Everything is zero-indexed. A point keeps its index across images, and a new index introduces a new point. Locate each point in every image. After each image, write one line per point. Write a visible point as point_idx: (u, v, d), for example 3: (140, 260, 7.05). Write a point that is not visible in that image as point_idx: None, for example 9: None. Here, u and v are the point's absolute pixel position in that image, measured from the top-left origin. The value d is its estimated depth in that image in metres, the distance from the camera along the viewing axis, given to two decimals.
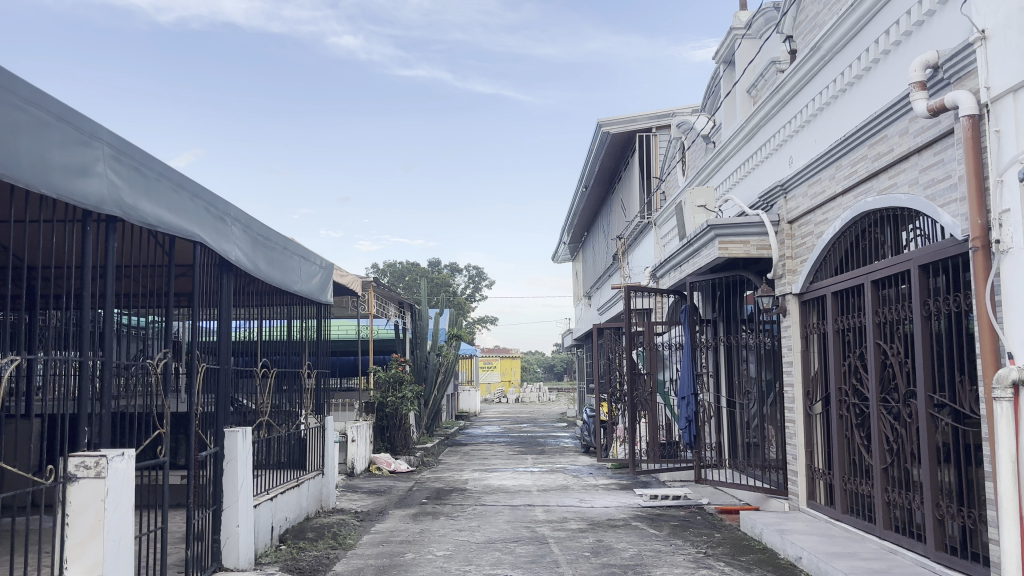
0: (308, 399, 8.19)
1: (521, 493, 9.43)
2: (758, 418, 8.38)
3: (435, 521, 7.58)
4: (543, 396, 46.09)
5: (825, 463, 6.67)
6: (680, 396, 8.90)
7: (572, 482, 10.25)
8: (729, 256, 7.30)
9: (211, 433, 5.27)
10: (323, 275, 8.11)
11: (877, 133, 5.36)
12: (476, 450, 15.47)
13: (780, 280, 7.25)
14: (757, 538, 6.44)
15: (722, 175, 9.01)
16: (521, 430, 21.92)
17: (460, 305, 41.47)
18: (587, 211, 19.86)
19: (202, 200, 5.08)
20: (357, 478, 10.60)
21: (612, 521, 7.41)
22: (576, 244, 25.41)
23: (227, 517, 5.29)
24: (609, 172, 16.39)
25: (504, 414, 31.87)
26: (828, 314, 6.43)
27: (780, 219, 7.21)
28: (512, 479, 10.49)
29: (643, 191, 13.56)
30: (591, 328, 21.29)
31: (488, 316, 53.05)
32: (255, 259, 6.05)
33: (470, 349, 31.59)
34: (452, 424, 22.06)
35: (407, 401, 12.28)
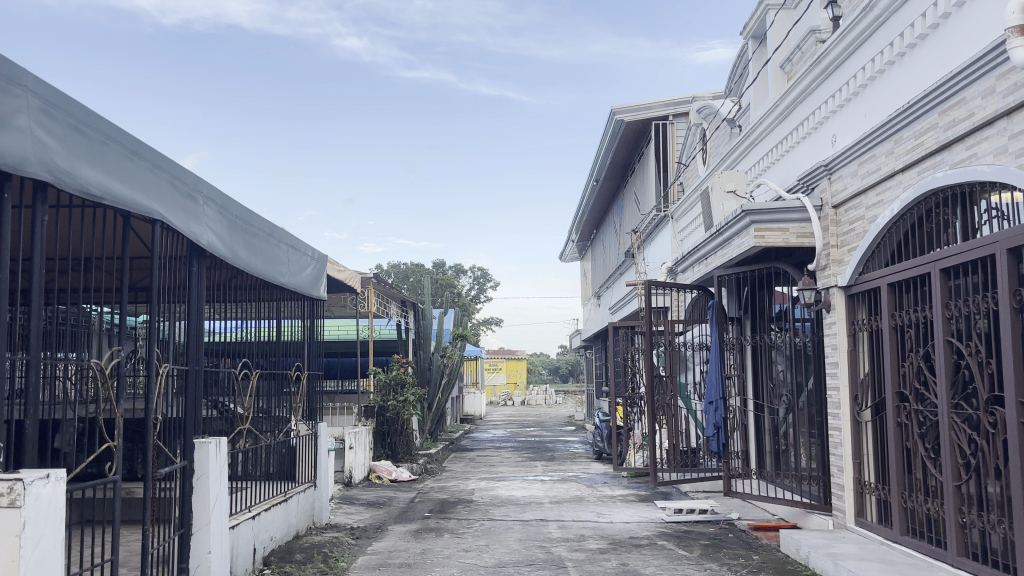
0: (298, 404, 7.46)
1: (532, 505, 8.68)
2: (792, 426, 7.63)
3: (439, 539, 6.85)
4: (550, 399, 45.35)
5: (878, 477, 5.92)
6: (708, 401, 8.15)
7: (587, 493, 9.51)
8: (765, 245, 6.62)
9: (177, 444, 4.54)
10: (316, 267, 7.42)
11: (954, 96, 4.63)
12: (482, 456, 14.74)
13: (823, 272, 6.51)
14: (803, 562, 5.68)
15: (751, 160, 8.28)
16: (529, 434, 21.19)
17: (465, 306, 40.77)
18: (598, 208, 19.13)
19: (165, 173, 4.37)
20: (355, 488, 9.87)
21: (635, 540, 6.67)
22: (584, 242, 24.68)
23: (196, 542, 4.55)
24: (622, 165, 15.67)
25: (511, 417, 31.13)
26: (883, 309, 5.67)
27: (825, 203, 6.47)
28: (522, 490, 9.75)
29: (659, 183, 12.83)
30: (601, 329, 20.56)
31: (494, 318, 52.37)
32: (234, 246, 5.33)
33: (475, 351, 30.88)
34: (457, 427, 21.34)
35: (409, 406, 11.55)
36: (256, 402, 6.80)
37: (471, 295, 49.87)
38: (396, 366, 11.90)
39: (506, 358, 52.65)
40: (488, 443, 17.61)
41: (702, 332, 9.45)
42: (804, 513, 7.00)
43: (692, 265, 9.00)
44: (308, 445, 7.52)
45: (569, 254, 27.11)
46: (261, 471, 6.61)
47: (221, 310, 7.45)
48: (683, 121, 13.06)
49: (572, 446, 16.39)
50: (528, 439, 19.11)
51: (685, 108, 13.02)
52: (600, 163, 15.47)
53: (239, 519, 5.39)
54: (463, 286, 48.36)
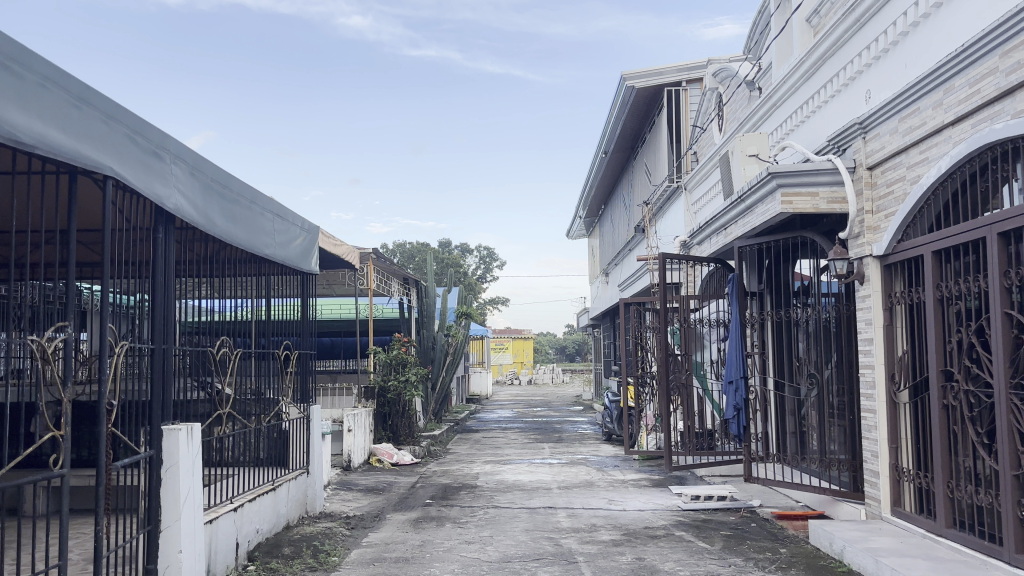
0: (288, 386, 6.97)
1: (540, 491, 8.21)
2: (817, 408, 7.10)
3: (440, 530, 6.37)
4: (557, 378, 44.94)
5: (917, 464, 5.42)
6: (729, 380, 7.61)
7: (598, 477, 9.03)
8: (793, 211, 6.10)
9: (142, 431, 4.04)
10: (307, 238, 6.92)
11: (1019, 35, 4.10)
12: (488, 437, 14.28)
13: (855, 240, 5.99)
14: (837, 558, 5.18)
15: (772, 123, 7.74)
16: (536, 415, 20.74)
17: (471, 285, 40.29)
18: (606, 182, 18.56)
19: (123, 126, 3.85)
20: (354, 472, 9.41)
21: (651, 531, 6.20)
22: (592, 219, 24.11)
23: (165, 540, 4.07)
24: (632, 135, 15.10)
25: (517, 397, 30.71)
26: (927, 280, 5.14)
27: (858, 165, 5.92)
28: (529, 474, 9.28)
29: (671, 153, 12.27)
30: (610, 307, 20.07)
31: (500, 298, 51.91)
32: (209, 211, 4.82)
33: (481, 330, 30.41)
34: (463, 409, 20.90)
35: (411, 386, 11.06)
36: (239, 383, 6.29)
37: (477, 274, 49.36)
38: (398, 344, 11.33)
39: (512, 337, 52.21)
40: (494, 425, 17.16)
41: (718, 308, 8.91)
42: (832, 502, 6.50)
43: (708, 237, 8.47)
44: (299, 429, 7.03)
45: (577, 231, 26.56)
46: (246, 458, 6.12)
47: (205, 286, 6.96)
48: (696, 87, 12.49)
49: (581, 426, 15.94)
50: (535, 419, 18.66)
51: (699, 74, 12.43)
52: (609, 133, 14.90)
53: (219, 511, 4.93)
54: (469, 264, 47.84)
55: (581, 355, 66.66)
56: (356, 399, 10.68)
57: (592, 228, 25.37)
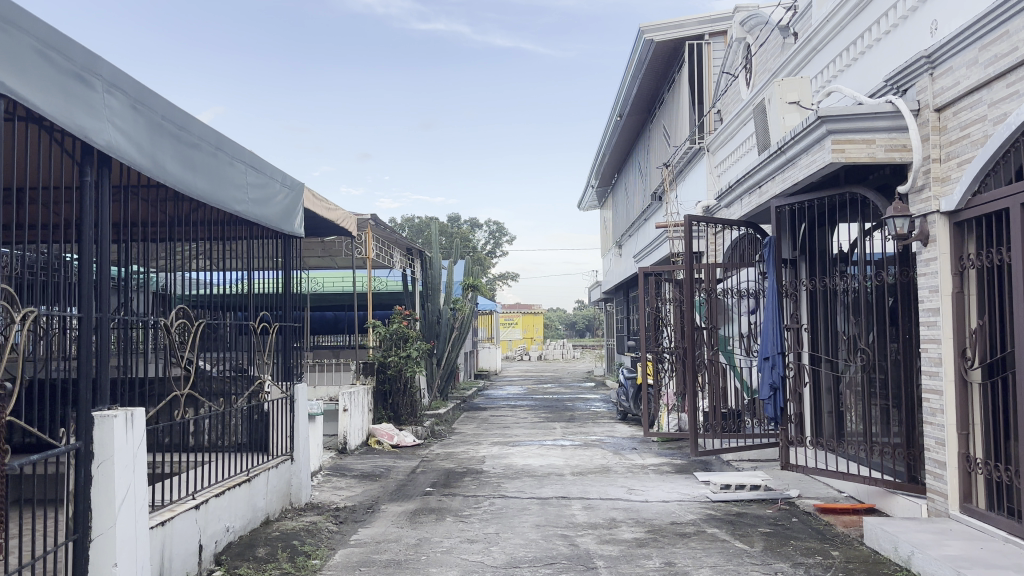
0: (267, 363, 6.20)
1: (552, 478, 7.47)
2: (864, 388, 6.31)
3: (440, 525, 5.64)
4: (568, 354, 44.25)
5: (994, 454, 4.62)
6: (763, 357, 6.65)
7: (615, 462, 8.29)
8: (845, 161, 5.28)
9: (66, 420, 3.27)
10: (290, 197, 6.16)
11: None
12: (496, 416, 13.56)
13: (918, 195, 5.16)
14: (903, 565, 4.41)
15: (813, 69, 6.88)
16: (547, 391, 20.03)
17: (480, 259, 39.56)
18: (620, 148, 17.75)
19: (33, 38, 3.05)
20: (350, 455, 8.70)
21: (680, 527, 5.45)
22: (604, 188, 23.30)
23: (95, 553, 3.33)
24: (650, 96, 14.28)
25: (527, 373, 30.03)
26: (1014, 237, 4.32)
27: (923, 107, 5.09)
28: (539, 458, 8.54)
29: (693, 111, 11.44)
30: (624, 280, 19.31)
31: (510, 273, 51.14)
32: (161, 155, 4.04)
33: (490, 305, 29.72)
34: (471, 385, 20.21)
35: (412, 362, 10.28)
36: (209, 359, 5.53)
37: (486, 249, 48.55)
38: (399, 318, 10.47)
39: (522, 312, 51.52)
40: (503, 402, 16.43)
41: (747, 278, 8.10)
42: (884, 494, 5.74)
43: (739, 198, 7.65)
44: (283, 410, 6.29)
45: (588, 202, 25.74)
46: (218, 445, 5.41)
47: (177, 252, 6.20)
48: (720, 41, 11.65)
49: (594, 404, 15.21)
50: (545, 396, 17.94)
51: (723, 26, 11.58)
52: (624, 93, 14.09)
53: (175, 510, 4.21)
54: (478, 239, 47.04)
55: (591, 331, 65.97)
56: (354, 376, 9.91)
57: (604, 198, 24.56)
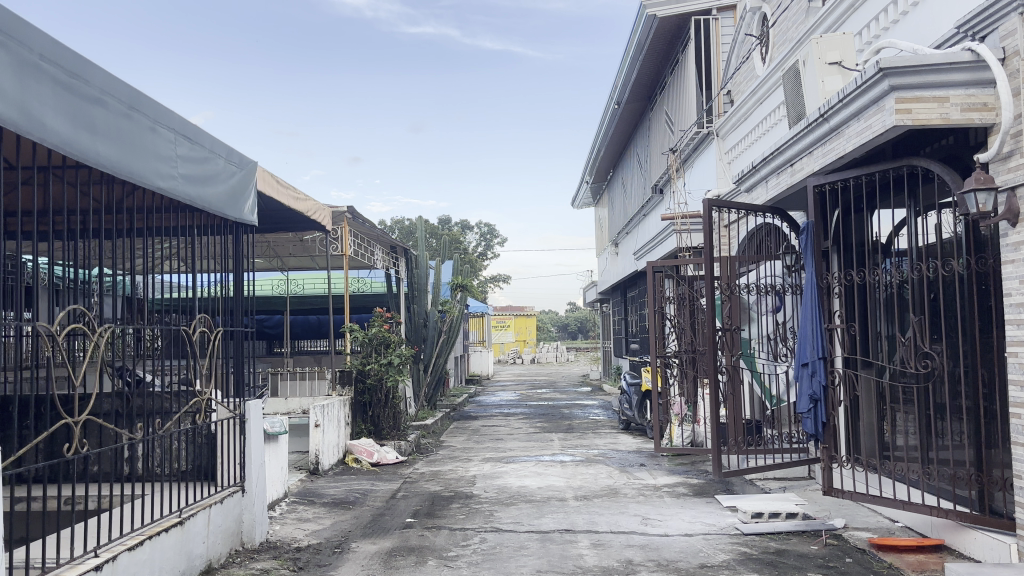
0: (206, 378, 5.11)
1: (552, 504, 6.48)
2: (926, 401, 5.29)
3: (419, 572, 4.63)
4: (562, 358, 43.26)
5: None
6: (802, 363, 5.63)
7: (623, 483, 7.30)
8: (913, 124, 4.31)
9: None
10: (242, 177, 5.15)
11: None
12: (488, 426, 12.55)
13: (1007, 162, 4.19)
14: None
15: (854, 26, 5.89)
16: (542, 397, 19.03)
17: (471, 261, 38.57)
18: (617, 141, 16.83)
19: None
20: (322, 476, 7.69)
21: (712, 572, 4.47)
22: (599, 185, 22.36)
23: None
24: (650, 80, 13.36)
25: (520, 377, 29.04)
26: None
27: (1012, 54, 4.11)
28: (537, 478, 7.55)
29: (700, 93, 10.51)
30: (622, 280, 18.31)
31: (502, 276, 50.15)
32: (36, 105, 3.03)
33: (482, 308, 28.74)
34: (462, 391, 19.18)
35: (393, 371, 9.16)
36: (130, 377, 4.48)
37: (477, 251, 47.52)
38: (379, 321, 9.36)
39: (514, 314, 50.49)
40: (495, 410, 15.42)
41: (772, 272, 7.11)
42: (953, 527, 4.83)
43: (763, 179, 6.67)
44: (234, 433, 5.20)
45: (583, 199, 24.82)
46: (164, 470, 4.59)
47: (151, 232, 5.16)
48: (729, 16, 10.69)
49: (591, 412, 14.21)
50: (541, 403, 16.93)
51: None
52: (623, 78, 13.18)
53: None
54: (469, 241, 46.07)
55: (584, 332, 65.01)
56: (329, 386, 8.87)
57: (599, 195, 23.60)
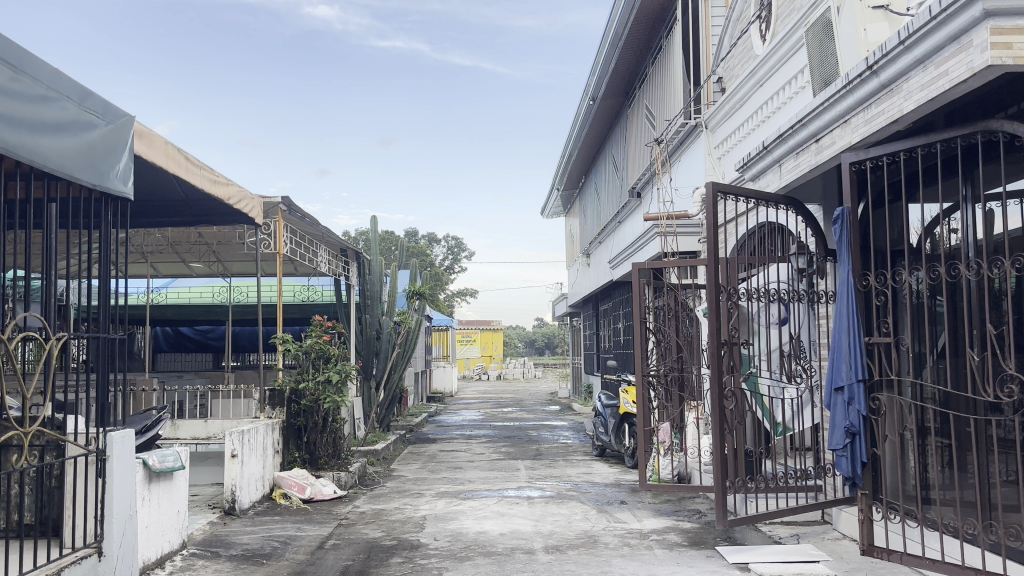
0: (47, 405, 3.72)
1: (516, 559, 5.20)
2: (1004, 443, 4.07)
3: None
4: (529, 373, 42.03)
5: None
6: (837, 387, 4.40)
7: (602, 528, 6.06)
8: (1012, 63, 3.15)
9: None
10: (107, 132, 3.85)
11: None
12: (447, 451, 11.25)
13: None
14: None
15: None
16: (508, 415, 17.77)
17: (436, 273, 37.22)
18: (591, 142, 15.75)
19: None
20: (239, 517, 6.35)
21: None
22: (570, 193, 21.33)
23: None
24: (628, 74, 12.29)
25: (485, 394, 27.78)
26: None
27: None
28: (499, 521, 6.28)
29: (687, 81, 9.43)
30: (595, 293, 17.16)
31: (469, 290, 48.90)
32: None
33: (445, 321, 27.38)
34: (422, 409, 17.87)
35: (332, 390, 7.85)
36: None
37: (444, 264, 46.25)
38: (317, 331, 8.06)
39: (480, 329, 49.14)
40: (456, 431, 14.11)
41: (784, 275, 5.89)
42: None
43: (777, 162, 5.52)
44: (85, 477, 3.73)
45: (552, 208, 23.68)
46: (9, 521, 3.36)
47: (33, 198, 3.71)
48: None
49: (561, 435, 13.01)
50: (507, 424, 15.66)
51: None
52: (600, 69, 12.07)
53: None
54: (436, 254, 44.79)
55: (551, 349, 63.80)
56: (257, 407, 7.57)
57: (569, 203, 22.46)
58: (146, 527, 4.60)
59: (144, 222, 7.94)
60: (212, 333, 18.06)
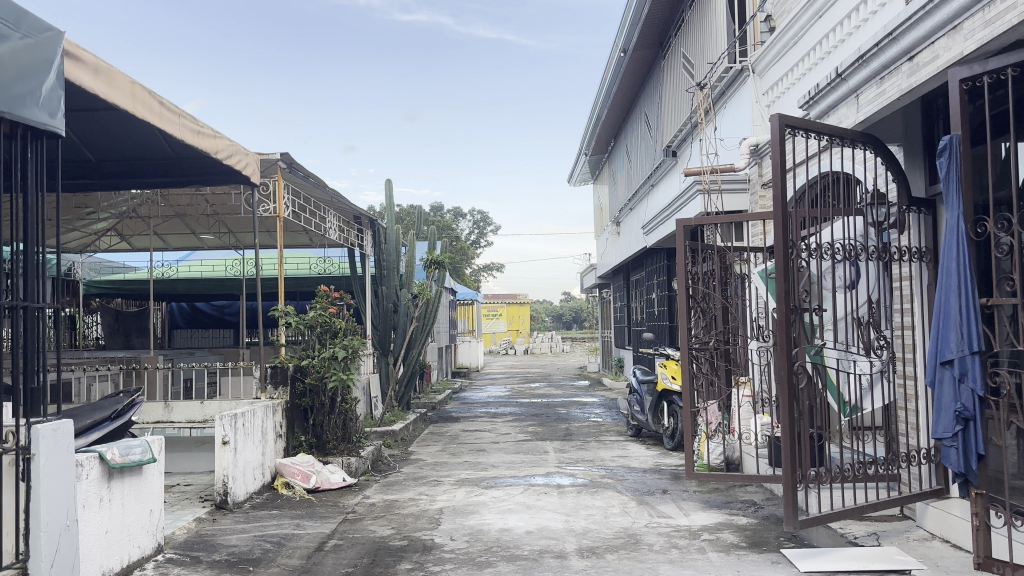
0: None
1: (545, 566, 4.39)
2: None
3: None
4: (557, 348, 41.26)
5: None
6: (947, 360, 3.52)
7: (643, 525, 5.24)
8: None
9: None
10: (20, 47, 3.06)
11: None
12: (471, 431, 10.50)
13: None
14: None
15: None
16: (536, 392, 17.03)
17: (461, 246, 36.45)
18: (621, 101, 14.81)
19: None
20: (232, 512, 5.62)
21: None
22: (598, 159, 20.39)
23: None
24: (661, 22, 11.32)
25: (511, 369, 27.10)
26: None
27: None
28: (526, 516, 5.49)
29: (731, 21, 8.47)
30: (626, 262, 16.31)
31: (496, 264, 48.14)
32: None
33: (471, 295, 26.61)
34: (447, 385, 17.17)
35: (339, 367, 7.06)
36: None
37: (470, 239, 45.53)
38: (322, 303, 7.26)
39: (506, 303, 48.45)
40: (480, 409, 13.35)
41: (860, 228, 4.97)
42: None
43: (855, 92, 4.61)
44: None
45: (580, 176, 22.79)
46: None
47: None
48: None
49: (593, 412, 12.22)
50: (536, 400, 14.90)
51: None
52: (631, 17, 11.11)
53: None
54: (462, 228, 44.04)
55: (579, 322, 62.91)
56: (257, 386, 6.83)
57: (598, 169, 21.49)
58: (96, 537, 3.81)
59: (133, 182, 7.20)
60: (229, 308, 17.47)
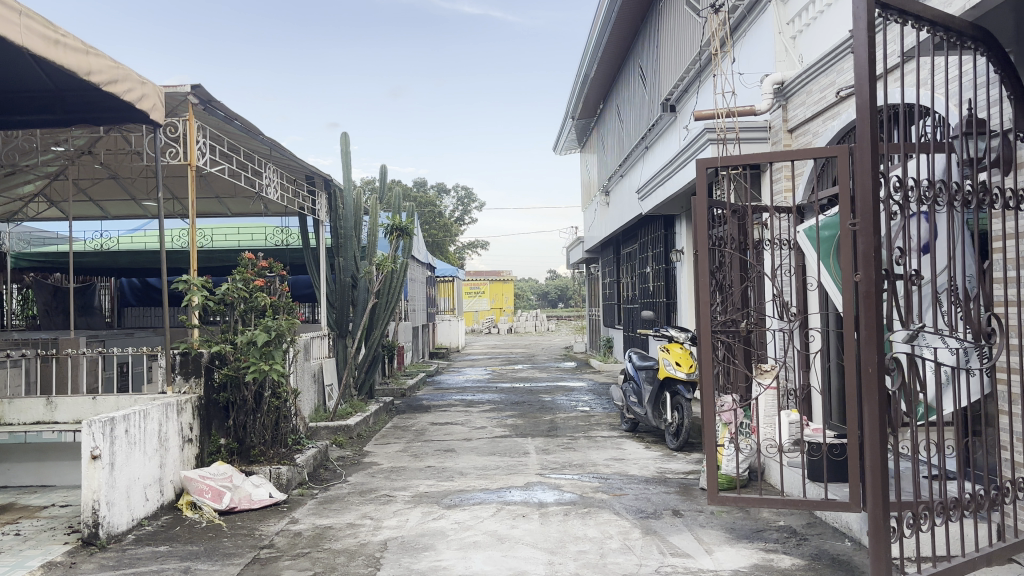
0: None
1: None
2: None
3: None
4: (541, 327, 39.95)
5: None
6: None
7: (653, 570, 3.86)
8: None
9: None
10: None
11: None
12: (440, 424, 9.10)
13: None
14: None
15: None
16: (518, 374, 15.67)
17: (443, 222, 34.97)
18: (611, 55, 13.39)
19: None
20: (103, 549, 4.20)
21: None
22: (586, 124, 18.98)
23: None
24: None
25: (492, 350, 25.72)
26: None
27: None
28: (495, 556, 4.09)
29: None
30: (617, 233, 14.94)
31: (479, 241, 46.66)
32: None
33: (450, 271, 25.16)
34: (421, 368, 15.78)
35: (263, 354, 5.59)
36: None
37: (452, 215, 44.02)
38: (245, 273, 5.81)
39: (490, 280, 47.03)
40: (455, 396, 11.97)
41: (958, 164, 3.57)
42: None
43: None
44: None
45: (566, 143, 21.38)
46: None
47: None
48: None
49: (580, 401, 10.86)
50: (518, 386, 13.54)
51: None
52: None
53: None
54: (445, 204, 42.72)
55: (564, 301, 61.60)
56: (162, 377, 5.41)
57: (585, 136, 20.05)
58: None
59: (5, 121, 5.69)
60: None
